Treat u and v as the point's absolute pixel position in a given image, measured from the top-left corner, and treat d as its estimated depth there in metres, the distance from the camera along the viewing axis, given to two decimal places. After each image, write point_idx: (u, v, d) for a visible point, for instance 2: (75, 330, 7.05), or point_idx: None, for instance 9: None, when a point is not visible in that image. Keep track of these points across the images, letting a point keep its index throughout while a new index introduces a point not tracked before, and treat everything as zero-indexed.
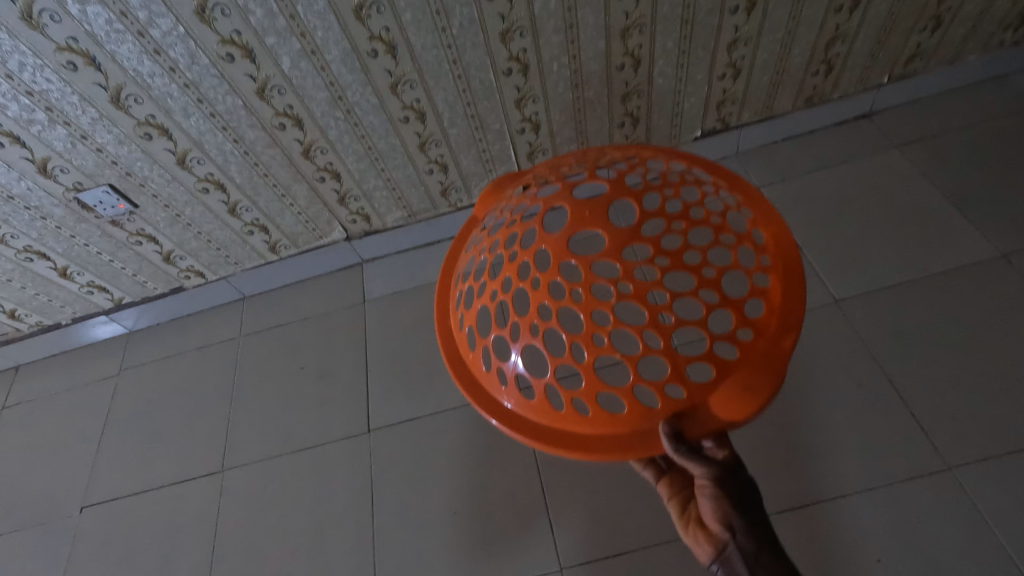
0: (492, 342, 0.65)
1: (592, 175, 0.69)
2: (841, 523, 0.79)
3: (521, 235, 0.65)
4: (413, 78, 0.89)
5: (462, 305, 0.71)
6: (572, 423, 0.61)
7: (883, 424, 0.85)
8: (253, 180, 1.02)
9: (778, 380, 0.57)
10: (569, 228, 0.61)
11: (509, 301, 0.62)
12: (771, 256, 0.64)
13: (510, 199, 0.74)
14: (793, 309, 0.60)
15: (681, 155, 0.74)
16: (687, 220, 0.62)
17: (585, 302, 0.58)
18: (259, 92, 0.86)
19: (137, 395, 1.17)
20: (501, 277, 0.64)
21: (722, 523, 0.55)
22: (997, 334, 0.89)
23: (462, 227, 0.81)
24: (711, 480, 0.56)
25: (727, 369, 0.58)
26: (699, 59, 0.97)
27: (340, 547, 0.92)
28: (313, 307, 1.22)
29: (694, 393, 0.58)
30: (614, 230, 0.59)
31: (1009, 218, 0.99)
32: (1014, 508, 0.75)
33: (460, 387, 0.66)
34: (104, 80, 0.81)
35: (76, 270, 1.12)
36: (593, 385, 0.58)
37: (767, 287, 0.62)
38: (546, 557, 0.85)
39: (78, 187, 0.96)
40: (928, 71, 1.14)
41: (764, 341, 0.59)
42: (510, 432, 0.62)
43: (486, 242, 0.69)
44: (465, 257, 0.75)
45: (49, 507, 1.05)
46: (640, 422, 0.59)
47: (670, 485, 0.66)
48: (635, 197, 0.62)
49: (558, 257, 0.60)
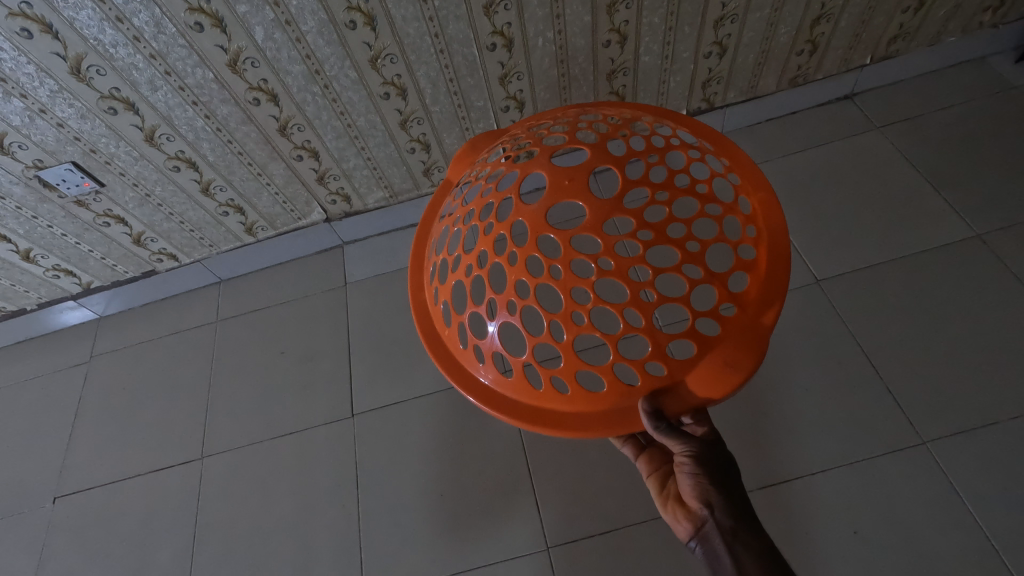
0: (469, 319, 0.63)
1: (572, 138, 0.65)
2: (820, 497, 0.81)
3: (497, 206, 0.62)
4: (394, 52, 0.86)
5: (437, 280, 0.69)
6: (551, 401, 0.60)
7: (861, 401, 0.87)
8: (226, 158, 0.98)
9: (759, 356, 0.56)
10: (547, 200, 0.58)
11: (485, 277, 0.60)
12: (757, 228, 0.63)
13: (486, 165, 0.70)
14: (776, 283, 0.60)
15: (667, 121, 0.72)
16: (672, 191, 0.59)
17: (564, 278, 0.56)
18: (231, 64, 0.82)
19: (110, 383, 1.14)
20: (477, 251, 0.61)
21: (700, 500, 0.57)
22: (970, 312, 0.91)
23: (437, 196, 0.77)
24: (691, 458, 0.58)
25: (709, 345, 0.57)
26: (686, 36, 0.96)
27: (326, 532, 0.91)
28: (293, 291, 1.19)
29: (675, 370, 0.57)
30: (595, 202, 0.57)
31: (983, 199, 1.01)
32: (983, 479, 0.78)
33: (436, 364, 0.65)
34: (63, 49, 0.76)
35: (40, 253, 1.07)
36: (571, 363, 0.57)
37: (750, 260, 0.61)
38: (533, 537, 0.86)
39: (38, 165, 0.91)
40: (910, 53, 1.14)
41: (746, 316, 0.58)
42: (488, 410, 0.61)
43: (462, 213, 0.66)
44: (438, 228, 0.72)
45: (21, 498, 1.02)
46: (620, 399, 0.58)
47: (649, 462, 0.68)
48: (617, 165, 0.59)
49: (536, 231, 0.57)
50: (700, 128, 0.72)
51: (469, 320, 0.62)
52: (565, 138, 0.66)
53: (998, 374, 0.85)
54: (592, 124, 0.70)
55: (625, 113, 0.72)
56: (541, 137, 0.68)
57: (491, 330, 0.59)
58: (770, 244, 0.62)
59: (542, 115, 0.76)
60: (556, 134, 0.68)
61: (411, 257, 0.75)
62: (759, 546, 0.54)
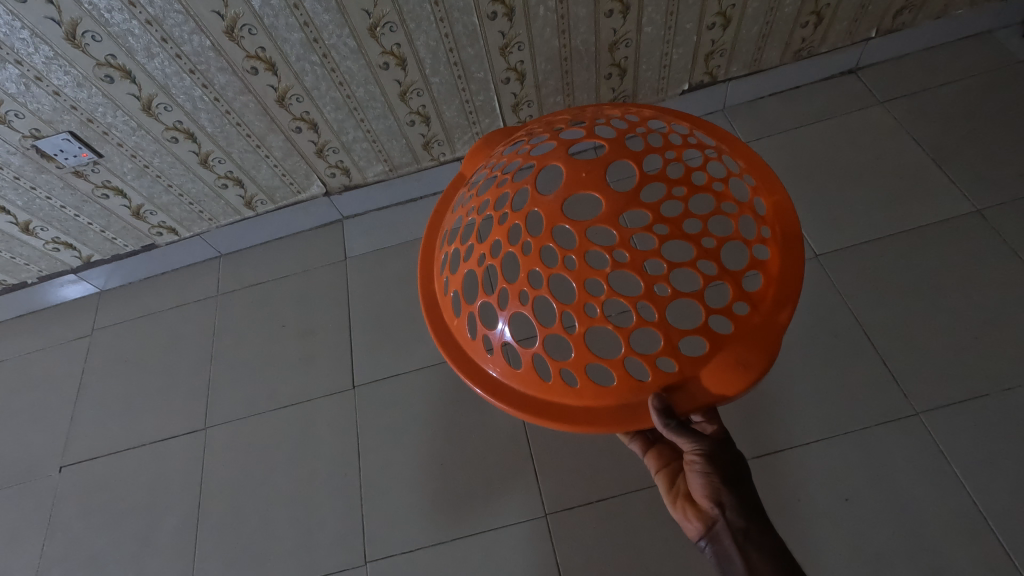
0: (479, 309, 0.62)
1: (589, 133, 0.65)
2: (813, 466, 0.83)
3: (512, 196, 0.61)
4: (393, 20, 0.85)
5: (447, 270, 0.69)
6: (559, 395, 0.59)
7: (855, 373, 0.88)
8: (225, 129, 0.97)
9: (771, 356, 0.55)
10: (563, 190, 0.58)
11: (497, 266, 0.59)
12: (772, 227, 0.62)
13: (501, 156, 0.70)
14: (791, 286, 0.59)
15: (684, 119, 0.71)
16: (688, 186, 0.59)
17: (578, 269, 0.55)
18: (228, 31, 0.81)
19: (112, 355, 1.15)
20: (490, 240, 0.61)
21: (711, 499, 0.57)
22: (968, 286, 0.92)
23: (449, 187, 0.77)
24: (701, 456, 0.58)
25: (720, 342, 0.56)
26: (689, 6, 0.94)
27: (328, 499, 0.93)
28: (292, 265, 1.20)
29: (686, 366, 0.56)
30: (612, 194, 0.56)
31: (984, 174, 1.01)
32: (974, 448, 0.80)
33: (444, 355, 0.64)
34: (56, 13, 0.75)
35: (40, 225, 1.07)
36: (582, 355, 0.56)
37: (764, 260, 0.60)
38: (531, 505, 0.87)
39: (35, 135, 0.90)
40: (915, 26, 1.13)
41: (758, 315, 0.57)
42: (495, 403, 0.60)
43: (474, 203, 0.65)
44: (450, 218, 0.71)
45: (27, 467, 1.04)
46: (630, 395, 0.57)
47: (657, 458, 0.68)
48: (635, 159, 0.59)
49: (551, 221, 0.57)
50: (717, 127, 0.71)
51: (479, 310, 0.61)
52: (582, 132, 0.66)
53: (992, 348, 0.86)
54: (609, 119, 0.69)
55: (643, 109, 0.71)
56: (558, 130, 0.68)
57: (502, 320, 0.58)
58: (785, 245, 0.61)
59: (559, 111, 0.75)
60: (574, 128, 0.68)
61: (422, 247, 0.74)
62: (769, 547, 0.54)
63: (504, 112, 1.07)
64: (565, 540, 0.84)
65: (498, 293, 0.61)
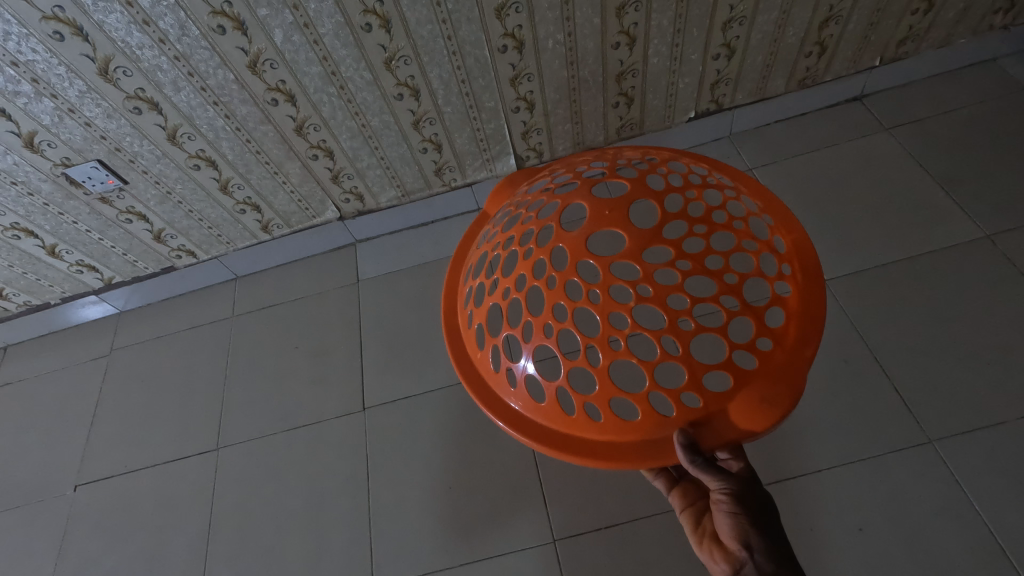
0: (502, 341, 0.63)
1: (612, 172, 0.66)
2: (826, 494, 0.81)
3: (537, 231, 0.62)
4: (408, 54, 0.89)
5: (471, 303, 0.70)
6: (582, 429, 0.59)
7: (866, 399, 0.87)
8: (245, 157, 1.01)
9: (797, 393, 0.55)
10: (587, 226, 0.59)
11: (521, 299, 0.59)
12: (792, 266, 0.62)
13: (524, 193, 0.71)
14: (815, 324, 0.58)
15: (704, 160, 0.72)
16: (709, 224, 0.59)
17: (602, 302, 0.56)
18: (251, 66, 0.85)
19: (129, 375, 1.17)
20: (514, 275, 0.61)
21: (739, 541, 0.55)
22: (980, 313, 0.91)
23: (473, 224, 0.79)
24: (729, 496, 0.57)
25: (745, 378, 0.56)
26: (694, 38, 0.97)
27: (336, 521, 0.93)
28: (307, 288, 1.22)
29: (711, 401, 0.56)
30: (635, 230, 0.57)
31: (993, 200, 1.01)
32: (990, 478, 0.78)
33: (467, 388, 0.64)
34: (92, 51, 0.79)
35: (65, 248, 1.11)
36: (606, 388, 0.56)
37: (785, 296, 0.60)
38: (539, 530, 0.87)
39: (66, 163, 0.94)
40: (918, 55, 1.15)
41: (782, 351, 0.57)
42: (517, 436, 0.60)
43: (499, 238, 0.66)
44: (474, 252, 0.73)
45: (43, 485, 1.05)
46: (654, 429, 0.57)
47: (682, 497, 0.68)
48: (657, 197, 0.60)
49: (576, 256, 0.58)
50: (735, 167, 0.72)
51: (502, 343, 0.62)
52: (605, 172, 0.68)
53: (1006, 374, 0.85)
54: (630, 160, 0.71)
55: (663, 150, 0.73)
56: (580, 170, 0.69)
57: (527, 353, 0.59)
58: (806, 283, 0.61)
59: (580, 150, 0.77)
60: (596, 168, 0.69)
61: (445, 281, 0.76)
62: None
63: (514, 139, 1.09)
64: (574, 566, 0.83)
65: (521, 326, 0.61)
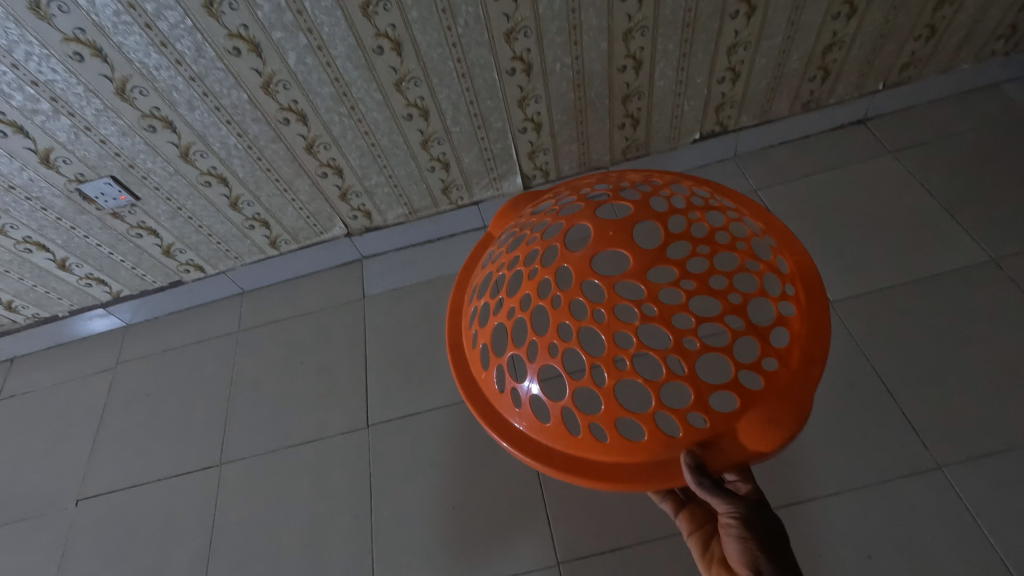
0: (507, 361, 0.63)
1: (615, 195, 0.67)
2: (834, 519, 0.80)
3: (542, 251, 0.63)
4: (418, 75, 0.90)
5: (476, 323, 0.70)
6: (588, 450, 0.58)
7: (874, 423, 0.86)
8: (256, 175, 1.02)
9: (804, 414, 0.54)
10: (592, 246, 0.59)
11: (527, 319, 0.60)
12: (796, 286, 0.62)
13: (529, 214, 0.72)
14: (820, 343, 0.58)
15: (705, 182, 0.73)
16: (713, 245, 0.60)
17: (607, 321, 0.56)
18: (264, 86, 0.87)
19: (134, 389, 1.17)
20: (519, 294, 0.62)
21: (748, 566, 0.55)
22: (988, 337, 0.91)
23: (478, 246, 0.79)
24: (737, 520, 0.56)
25: (750, 399, 0.56)
26: (699, 62, 0.99)
27: (337, 541, 0.92)
28: (313, 303, 1.23)
29: (717, 422, 0.55)
30: (639, 250, 0.57)
31: (998, 224, 1.01)
32: (1001, 506, 0.77)
33: (471, 408, 0.64)
34: (110, 71, 0.81)
35: (75, 262, 1.12)
36: (612, 408, 0.56)
37: (789, 316, 0.61)
38: (543, 553, 0.86)
39: (79, 179, 0.96)
40: (921, 79, 1.16)
41: (788, 371, 0.57)
42: (522, 457, 0.60)
43: (504, 259, 0.67)
44: (479, 273, 0.73)
45: (45, 499, 1.05)
46: (660, 450, 0.56)
47: (689, 520, 0.67)
48: (661, 218, 0.61)
49: (581, 275, 0.58)
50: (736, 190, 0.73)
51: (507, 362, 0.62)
52: (608, 195, 0.68)
53: (1015, 400, 0.84)
54: (633, 182, 0.72)
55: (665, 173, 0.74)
56: (584, 192, 0.70)
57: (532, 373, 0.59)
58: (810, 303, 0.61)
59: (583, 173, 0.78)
60: (599, 190, 0.70)
61: (450, 302, 0.76)
62: None
63: (521, 158, 1.11)
64: None
65: (527, 346, 0.61)
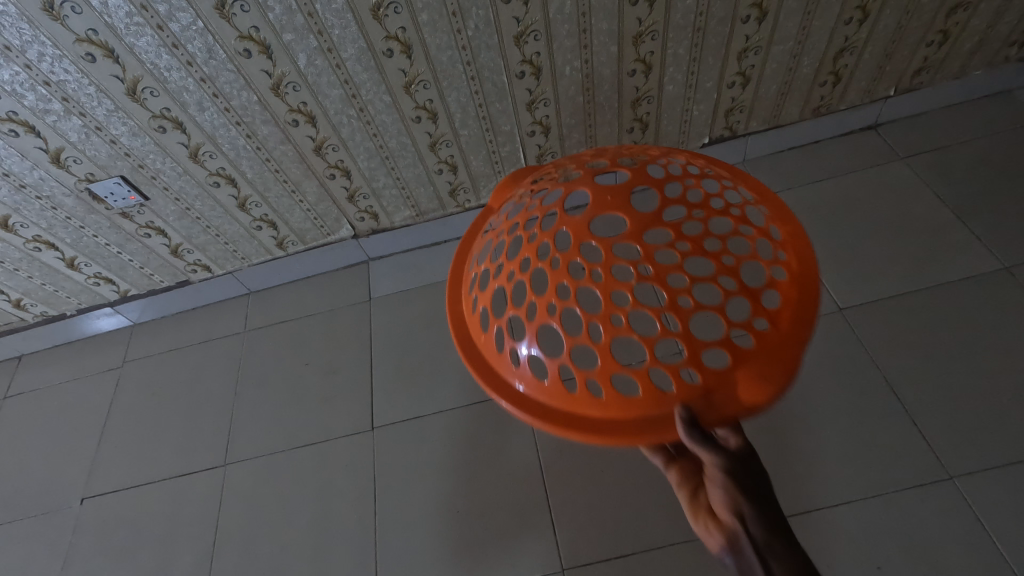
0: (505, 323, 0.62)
1: (613, 164, 0.67)
2: (844, 529, 0.79)
3: (540, 216, 0.63)
4: (427, 78, 0.90)
5: (475, 289, 0.70)
6: (583, 407, 0.58)
7: (884, 432, 0.85)
8: (264, 175, 1.03)
9: (792, 370, 0.55)
10: (590, 210, 0.59)
11: (525, 280, 0.59)
12: (789, 252, 0.63)
13: (529, 185, 0.72)
14: (811, 304, 0.58)
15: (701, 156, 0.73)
16: (708, 210, 0.60)
17: (604, 280, 0.56)
18: (274, 88, 0.87)
19: (140, 388, 1.18)
20: (518, 257, 0.61)
21: (734, 514, 0.53)
22: (1000, 346, 0.90)
23: (477, 218, 0.79)
24: (723, 471, 0.54)
25: (743, 358, 0.56)
26: (710, 67, 0.98)
27: (341, 543, 0.92)
28: (319, 305, 1.23)
29: (711, 379, 0.55)
30: (636, 213, 0.57)
31: (1011, 231, 1.00)
32: (1013, 517, 0.76)
33: (469, 370, 0.64)
34: (121, 72, 0.81)
35: (84, 261, 1.13)
36: (607, 365, 0.56)
37: (782, 280, 0.61)
38: (548, 558, 0.85)
39: (89, 178, 0.96)
40: (933, 85, 1.15)
41: (780, 331, 0.57)
42: (519, 415, 0.59)
43: (504, 226, 0.67)
44: (478, 242, 0.73)
45: (50, 497, 1.05)
46: (654, 408, 0.56)
47: (680, 473, 0.65)
48: (658, 183, 0.61)
49: (578, 237, 0.58)
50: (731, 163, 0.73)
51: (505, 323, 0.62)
52: (607, 165, 0.68)
53: None
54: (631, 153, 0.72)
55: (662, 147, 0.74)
56: (583, 162, 0.70)
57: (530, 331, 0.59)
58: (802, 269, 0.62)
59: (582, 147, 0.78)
60: (597, 161, 0.71)
61: (450, 271, 0.76)
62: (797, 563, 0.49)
63: (529, 162, 1.10)
64: None
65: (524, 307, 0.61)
